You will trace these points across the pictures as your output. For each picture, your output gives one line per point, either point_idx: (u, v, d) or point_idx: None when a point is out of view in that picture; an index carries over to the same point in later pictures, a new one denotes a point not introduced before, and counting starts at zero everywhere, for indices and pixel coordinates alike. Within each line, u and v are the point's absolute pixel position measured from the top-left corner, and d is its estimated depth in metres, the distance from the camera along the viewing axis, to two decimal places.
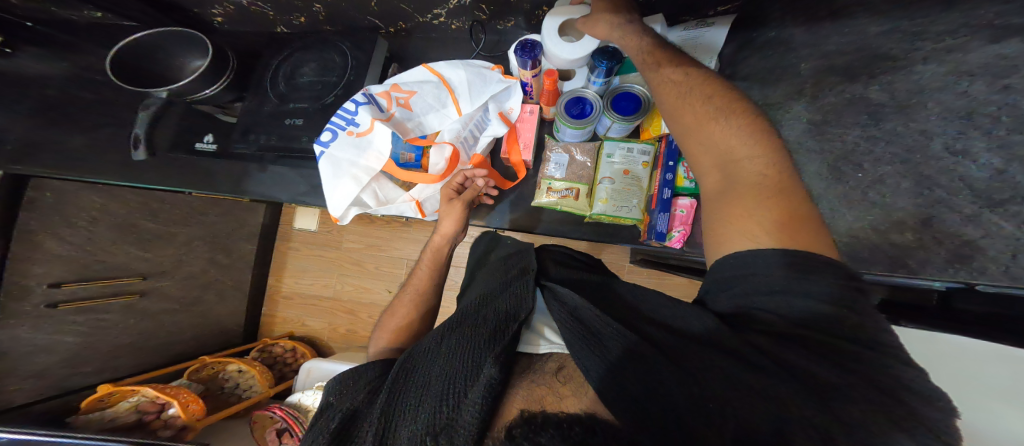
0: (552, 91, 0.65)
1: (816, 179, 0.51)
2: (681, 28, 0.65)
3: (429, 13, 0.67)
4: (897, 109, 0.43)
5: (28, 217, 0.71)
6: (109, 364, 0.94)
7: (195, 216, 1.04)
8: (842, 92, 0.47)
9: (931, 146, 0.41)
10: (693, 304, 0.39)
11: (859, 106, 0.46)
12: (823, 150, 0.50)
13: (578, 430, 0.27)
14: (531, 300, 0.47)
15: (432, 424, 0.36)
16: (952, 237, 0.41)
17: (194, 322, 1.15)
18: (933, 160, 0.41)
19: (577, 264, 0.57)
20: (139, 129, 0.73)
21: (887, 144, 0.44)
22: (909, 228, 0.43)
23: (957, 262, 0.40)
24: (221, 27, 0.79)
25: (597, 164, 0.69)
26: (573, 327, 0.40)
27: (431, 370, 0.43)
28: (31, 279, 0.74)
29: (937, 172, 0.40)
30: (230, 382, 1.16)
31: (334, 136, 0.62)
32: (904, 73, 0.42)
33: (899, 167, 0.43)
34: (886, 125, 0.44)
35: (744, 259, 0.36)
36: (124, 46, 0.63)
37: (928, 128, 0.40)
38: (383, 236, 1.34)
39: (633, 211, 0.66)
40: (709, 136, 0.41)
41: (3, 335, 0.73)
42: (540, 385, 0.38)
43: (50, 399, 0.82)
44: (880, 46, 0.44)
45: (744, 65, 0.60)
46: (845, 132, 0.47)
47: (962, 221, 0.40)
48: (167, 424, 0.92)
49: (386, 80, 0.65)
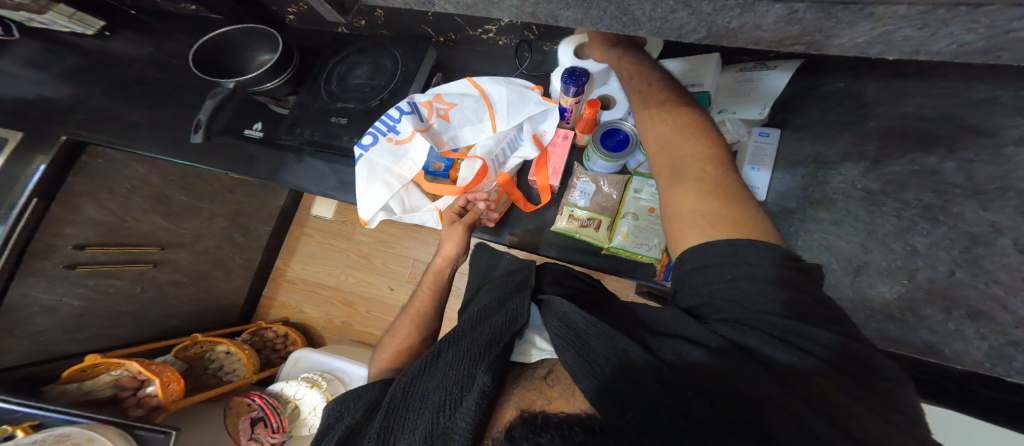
0: (591, 120, 0.64)
1: (849, 245, 0.48)
2: (736, 69, 0.64)
3: (479, 27, 0.73)
4: (969, 193, 0.38)
5: (75, 181, 0.75)
6: (104, 333, 0.93)
7: (223, 193, 1.08)
8: (912, 163, 0.43)
9: (999, 240, 0.36)
10: (673, 312, 0.38)
11: (929, 180, 0.41)
12: (870, 225, 0.46)
13: (578, 430, 0.28)
14: (526, 314, 0.43)
15: (429, 434, 0.34)
16: (999, 334, 0.36)
17: (197, 298, 1.14)
18: (998, 254, 0.36)
19: (572, 284, 0.51)
20: (203, 115, 0.77)
21: (947, 228, 0.39)
22: (953, 315, 0.38)
23: (999, 359, 0.36)
24: (293, 24, 0.85)
25: (622, 197, 0.68)
26: (561, 332, 0.38)
27: (431, 383, 0.39)
28: (59, 239, 0.76)
29: (1000, 267, 0.35)
30: (214, 364, 1.11)
31: (374, 140, 0.64)
32: (992, 149, 0.36)
33: (957, 253, 0.38)
34: (951, 208, 0.39)
35: (694, 252, 0.37)
36: (208, 40, 0.70)
37: (998, 221, 0.36)
38: (395, 234, 1.32)
39: (652, 250, 0.63)
40: (665, 143, 0.46)
41: (16, 292, 0.72)
42: (531, 390, 0.35)
43: (38, 364, 0.80)
44: (967, 117, 0.39)
45: (802, 115, 0.59)
46: (904, 206, 0.42)
47: (1014, 323, 0.35)
48: (141, 404, 0.87)
49: (430, 91, 0.68)
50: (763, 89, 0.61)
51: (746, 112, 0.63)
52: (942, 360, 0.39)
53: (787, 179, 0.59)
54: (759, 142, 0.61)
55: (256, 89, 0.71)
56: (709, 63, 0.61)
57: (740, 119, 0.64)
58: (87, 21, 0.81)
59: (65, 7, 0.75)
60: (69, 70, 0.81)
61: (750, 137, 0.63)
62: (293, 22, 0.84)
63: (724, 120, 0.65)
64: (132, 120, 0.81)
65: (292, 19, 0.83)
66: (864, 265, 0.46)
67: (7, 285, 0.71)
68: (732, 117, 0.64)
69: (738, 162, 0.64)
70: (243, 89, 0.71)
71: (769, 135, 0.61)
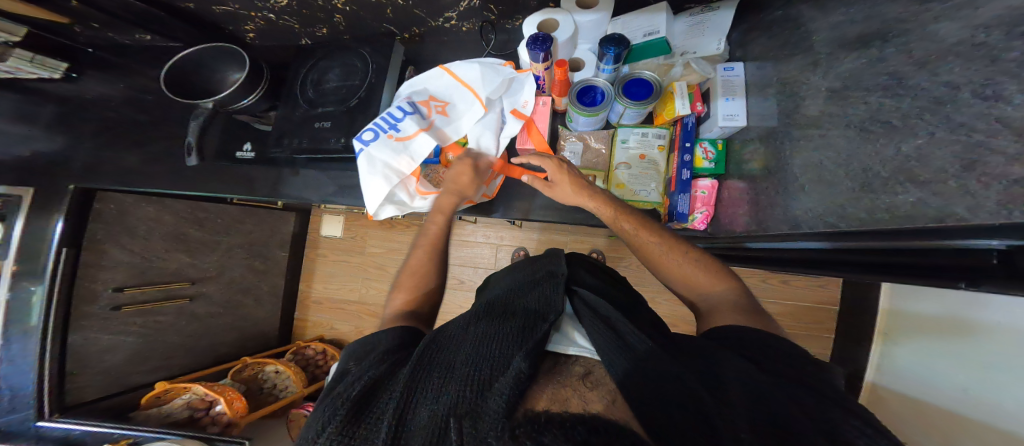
0: (563, 81, 0.63)
1: (838, 139, 0.42)
2: (686, 15, 0.63)
3: (440, 16, 0.69)
4: (917, 67, 0.34)
5: (94, 228, 0.81)
6: (162, 364, 1.02)
7: (234, 224, 1.13)
8: (858, 60, 0.41)
9: (959, 95, 0.30)
10: (725, 351, 0.40)
11: (877, 70, 0.38)
12: (846, 116, 0.41)
13: (580, 430, 0.27)
14: (560, 300, 0.46)
15: (454, 407, 0.33)
16: (1001, 178, 0.27)
17: (235, 325, 1.22)
18: (964, 107, 0.30)
19: (601, 273, 0.61)
20: (191, 137, 0.73)
21: (913, 99, 0.34)
22: (949, 173, 0.30)
23: (1012, 204, 0.26)
24: (254, 42, 0.83)
25: (611, 150, 0.69)
26: (601, 329, 0.41)
27: (456, 355, 0.40)
28: (98, 284, 0.83)
29: (973, 116, 0.29)
30: (268, 383, 1.19)
31: (375, 136, 0.62)
32: (918, 32, 0.35)
33: (928, 119, 0.33)
34: (908, 84, 0.35)
35: (732, 330, 0.44)
36: (173, 62, 0.67)
37: (952, 80, 0.31)
38: (404, 240, 1.41)
39: (652, 194, 0.67)
40: (678, 273, 0.54)
41: (76, 335, 0.80)
42: (565, 387, 0.35)
43: (116, 395, 0.91)
44: (889, 9, 0.38)
45: (754, 46, 0.59)
46: (870, 91, 0.39)
47: (1005, 162, 0.27)
48: (216, 421, 0.99)
49: (425, 92, 0.68)
50: (713, 29, 0.61)
51: (703, 50, 0.62)
52: (959, 223, 0.30)
53: (763, 104, 0.56)
54: (726, 77, 0.61)
55: (234, 107, 0.70)
56: (660, 11, 0.61)
57: (701, 58, 0.63)
58: (50, 64, 0.75)
59: (21, 51, 0.70)
60: (54, 120, 0.80)
61: (715, 73, 0.62)
62: (253, 40, 0.82)
63: (687, 61, 0.64)
64: (117, 165, 0.81)
65: (252, 36, 0.80)
66: (853, 157, 0.40)
67: (66, 330, 0.78)
68: (694, 57, 0.63)
69: (711, 100, 0.63)
70: (221, 108, 0.70)
71: (734, 68, 0.61)
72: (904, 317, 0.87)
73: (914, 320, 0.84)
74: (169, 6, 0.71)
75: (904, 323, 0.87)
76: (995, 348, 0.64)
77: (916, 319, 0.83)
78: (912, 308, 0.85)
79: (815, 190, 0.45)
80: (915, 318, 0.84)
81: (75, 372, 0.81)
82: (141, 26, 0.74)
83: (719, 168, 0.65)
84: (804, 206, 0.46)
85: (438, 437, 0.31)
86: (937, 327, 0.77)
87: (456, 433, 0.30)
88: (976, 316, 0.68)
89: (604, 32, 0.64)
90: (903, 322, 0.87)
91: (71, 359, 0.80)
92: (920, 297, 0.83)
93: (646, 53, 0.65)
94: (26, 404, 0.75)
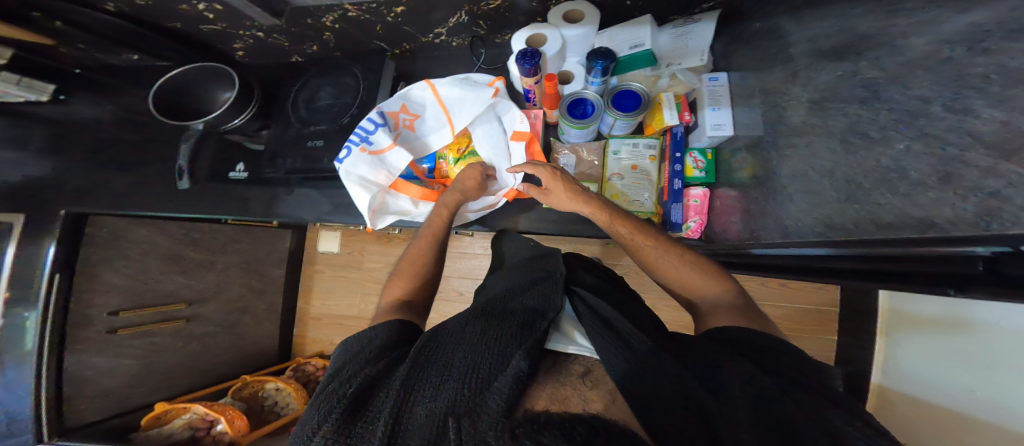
0: (552, 95, 0.64)
1: (822, 148, 0.43)
2: (670, 27, 0.64)
3: (430, 33, 0.70)
4: (890, 81, 0.36)
5: (88, 251, 0.80)
6: (162, 385, 1.02)
7: (230, 243, 1.13)
8: (834, 72, 0.42)
9: (931, 108, 0.32)
10: (722, 350, 0.40)
11: (853, 82, 0.40)
12: (827, 127, 0.42)
13: (580, 431, 0.27)
14: (558, 300, 0.47)
15: (452, 405, 0.34)
16: (976, 191, 0.28)
17: (234, 343, 1.22)
18: (936, 120, 0.31)
19: (596, 271, 0.62)
20: (182, 161, 0.76)
21: (889, 111, 0.35)
22: (928, 185, 0.31)
23: (987, 216, 0.27)
24: (244, 60, 0.83)
25: (604, 161, 0.71)
26: (600, 330, 0.42)
27: (455, 353, 0.41)
28: (94, 308, 0.82)
29: (945, 129, 0.30)
30: (269, 400, 1.18)
31: (349, 152, 0.63)
32: (889, 45, 0.36)
33: (904, 132, 0.34)
34: (883, 97, 0.36)
35: (728, 331, 0.45)
36: (162, 84, 0.67)
37: (925, 94, 0.32)
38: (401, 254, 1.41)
39: (645, 204, 0.68)
40: (675, 272, 0.55)
41: (72, 360, 0.79)
42: (564, 386, 0.36)
43: (117, 417, 0.90)
44: (861, 22, 0.39)
45: (737, 57, 0.61)
46: (848, 103, 0.40)
47: (980, 174, 0.28)
48: (218, 439, 0.97)
49: (397, 101, 0.67)
50: (696, 40, 0.63)
51: (689, 62, 0.64)
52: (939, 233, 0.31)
53: (748, 113, 0.58)
54: (711, 87, 0.64)
55: (225, 127, 0.70)
56: (644, 24, 0.62)
57: (686, 69, 0.65)
58: (37, 86, 0.75)
59: (6, 73, 0.69)
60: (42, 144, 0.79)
61: (702, 83, 0.64)
62: (243, 58, 0.82)
63: (673, 72, 0.65)
64: (109, 187, 0.80)
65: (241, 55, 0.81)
66: (838, 166, 0.41)
67: (61, 356, 0.77)
68: (679, 68, 0.65)
69: (698, 109, 0.66)
70: (211, 129, 0.70)
71: (718, 78, 0.64)
72: (907, 314, 0.89)
73: (917, 317, 0.85)
74: (158, 27, 0.71)
75: (908, 321, 0.88)
76: (989, 342, 0.66)
77: (918, 316, 0.85)
78: (915, 305, 0.86)
79: (803, 200, 0.46)
80: (917, 315, 0.85)
81: (73, 397, 0.80)
82: (128, 46, 0.74)
83: (710, 177, 0.67)
84: (793, 214, 0.47)
85: (437, 434, 0.31)
86: (938, 324, 0.78)
87: (455, 431, 0.31)
88: (969, 313, 0.70)
89: (592, 45, 0.65)
90: (907, 320, 0.88)
91: (68, 384, 0.79)
92: (920, 297, 0.85)
93: (633, 65, 0.66)
94: (23, 429, 0.74)
